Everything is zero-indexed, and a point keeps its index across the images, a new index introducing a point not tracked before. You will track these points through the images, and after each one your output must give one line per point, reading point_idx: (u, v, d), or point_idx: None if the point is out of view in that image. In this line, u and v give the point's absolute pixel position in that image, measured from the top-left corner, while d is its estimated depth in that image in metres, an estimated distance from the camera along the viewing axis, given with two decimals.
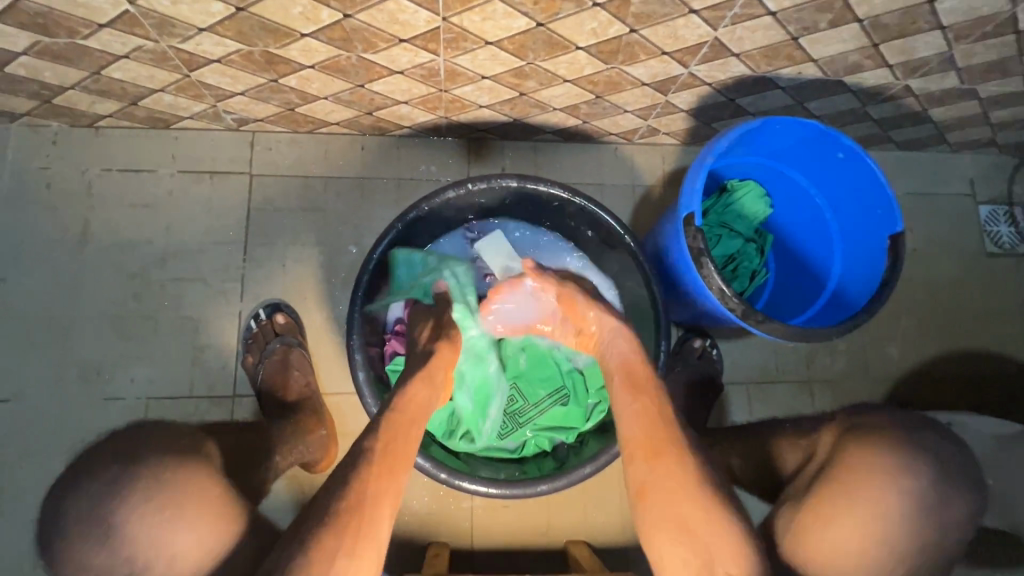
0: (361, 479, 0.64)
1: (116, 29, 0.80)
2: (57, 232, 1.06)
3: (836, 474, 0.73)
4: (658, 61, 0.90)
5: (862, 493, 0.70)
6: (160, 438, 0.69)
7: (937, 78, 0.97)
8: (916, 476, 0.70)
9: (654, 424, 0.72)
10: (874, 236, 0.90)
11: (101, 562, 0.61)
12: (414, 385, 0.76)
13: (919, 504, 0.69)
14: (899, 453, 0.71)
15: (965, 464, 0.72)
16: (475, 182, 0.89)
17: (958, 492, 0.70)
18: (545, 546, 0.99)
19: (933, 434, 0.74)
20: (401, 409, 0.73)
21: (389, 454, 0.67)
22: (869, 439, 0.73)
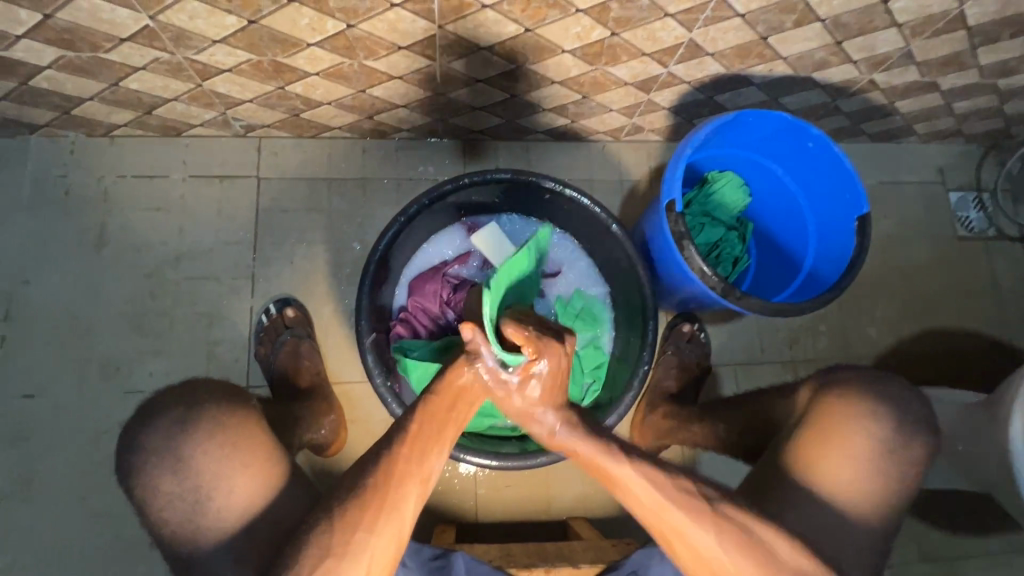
0: (395, 451, 0.63)
1: (136, 42, 0.86)
2: (75, 236, 1.11)
3: (815, 419, 0.78)
4: (639, 62, 0.97)
5: (840, 432, 0.76)
6: (219, 386, 0.75)
7: (898, 72, 1.05)
8: (882, 417, 0.76)
9: (649, 502, 0.62)
10: (844, 219, 0.97)
11: (168, 490, 0.67)
12: (459, 372, 0.62)
13: (885, 442, 0.75)
14: (867, 397, 0.78)
15: (923, 407, 0.78)
16: (472, 176, 0.95)
17: (918, 432, 0.76)
18: (546, 522, 1.05)
19: (895, 382, 0.81)
20: (437, 393, 0.64)
21: (422, 436, 0.63)
22: (841, 385, 0.80)
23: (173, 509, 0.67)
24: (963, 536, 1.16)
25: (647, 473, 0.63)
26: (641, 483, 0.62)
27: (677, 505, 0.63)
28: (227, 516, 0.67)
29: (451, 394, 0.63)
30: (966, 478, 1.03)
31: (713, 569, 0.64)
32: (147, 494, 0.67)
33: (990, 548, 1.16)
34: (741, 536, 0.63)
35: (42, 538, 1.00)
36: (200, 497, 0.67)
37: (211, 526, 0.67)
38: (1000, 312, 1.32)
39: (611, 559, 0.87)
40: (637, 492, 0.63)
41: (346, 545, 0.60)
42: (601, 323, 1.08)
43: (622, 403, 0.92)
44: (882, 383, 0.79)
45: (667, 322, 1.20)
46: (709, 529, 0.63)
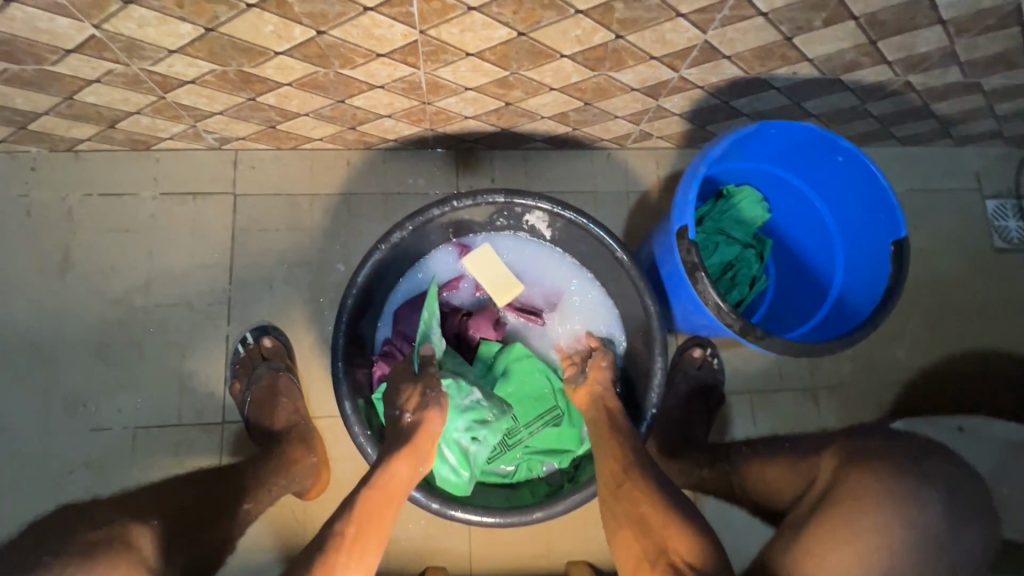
0: (327, 561, 0.59)
1: (84, 54, 0.77)
2: (39, 260, 1.03)
3: (840, 498, 0.69)
4: (647, 67, 0.87)
5: (870, 514, 0.65)
6: (79, 544, 0.61)
7: (938, 73, 0.94)
8: (927, 500, 0.65)
9: (614, 443, 0.76)
10: (877, 241, 0.86)
11: None
12: (397, 464, 0.69)
13: (933, 529, 0.64)
14: (906, 476, 0.67)
15: (973, 488, 0.68)
16: (460, 199, 0.85)
17: (970, 521, 0.65)
18: (546, 568, 0.97)
19: (940, 458, 0.70)
20: (375, 485, 0.67)
21: (360, 539, 0.62)
22: (873, 459, 0.71)
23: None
24: None
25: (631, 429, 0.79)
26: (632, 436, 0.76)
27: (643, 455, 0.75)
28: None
29: (389, 491, 0.67)
30: None
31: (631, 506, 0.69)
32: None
33: None
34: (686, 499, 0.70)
35: None
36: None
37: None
38: None
39: None
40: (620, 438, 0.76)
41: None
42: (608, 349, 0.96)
43: None
44: (925, 461, 0.69)
45: (677, 347, 1.11)
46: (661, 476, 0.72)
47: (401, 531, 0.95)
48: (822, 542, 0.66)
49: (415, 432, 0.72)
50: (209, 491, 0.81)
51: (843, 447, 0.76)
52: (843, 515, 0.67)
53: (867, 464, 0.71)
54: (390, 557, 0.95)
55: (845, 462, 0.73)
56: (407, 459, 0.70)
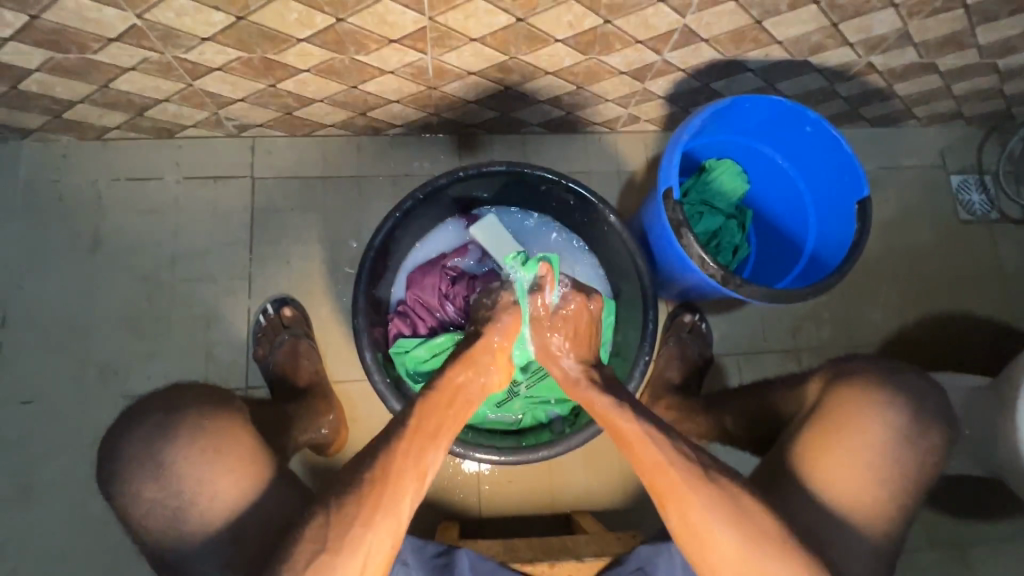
0: (393, 447, 0.65)
1: (124, 42, 0.85)
2: (70, 240, 1.11)
3: (831, 409, 0.77)
4: (633, 50, 0.96)
5: (855, 421, 0.75)
6: (203, 391, 0.75)
7: (896, 54, 1.03)
8: (899, 407, 0.76)
9: (656, 463, 0.65)
10: (844, 202, 0.96)
11: (151, 495, 0.68)
12: (455, 370, 0.71)
13: (903, 433, 0.75)
14: (884, 387, 0.77)
15: (938, 400, 0.78)
16: (467, 170, 0.94)
17: (932, 424, 0.76)
18: (551, 515, 1.04)
19: (911, 373, 0.80)
20: (437, 390, 0.70)
21: (420, 432, 0.66)
22: (858, 376, 0.79)
23: (155, 516, 0.68)
24: (975, 521, 1.15)
25: (651, 434, 0.67)
26: (649, 442, 0.66)
27: (676, 469, 0.65)
28: (209, 521, 0.68)
29: (447, 395, 0.70)
30: (976, 461, 1.02)
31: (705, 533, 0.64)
32: (131, 500, 0.69)
33: (1000, 532, 1.15)
34: (731, 500, 0.64)
35: (46, 544, 1.00)
36: (182, 502, 0.68)
37: (195, 528, 0.68)
38: (1005, 295, 1.30)
39: (615, 551, 0.86)
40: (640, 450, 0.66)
41: (343, 540, 0.61)
42: (608, 300, 1.05)
43: None
44: (899, 374, 0.79)
45: (669, 313, 1.19)
46: (704, 496, 0.64)
47: None
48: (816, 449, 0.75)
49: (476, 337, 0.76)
50: (274, 417, 0.92)
51: (828, 369, 0.83)
52: (832, 424, 0.76)
53: (855, 380, 0.78)
54: None
55: (832, 381, 0.81)
56: (466, 367, 0.72)
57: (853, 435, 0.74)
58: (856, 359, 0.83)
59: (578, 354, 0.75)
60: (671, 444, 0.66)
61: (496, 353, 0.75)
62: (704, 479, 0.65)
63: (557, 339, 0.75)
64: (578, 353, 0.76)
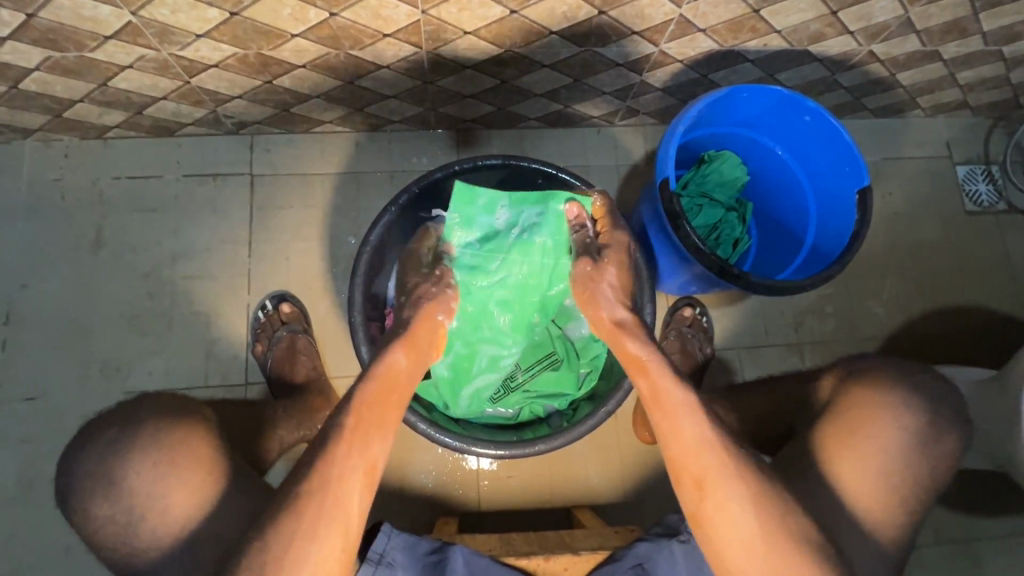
0: (332, 450, 0.64)
1: (121, 40, 0.86)
2: (72, 238, 1.12)
3: (846, 409, 0.76)
4: (629, 42, 0.95)
5: (869, 422, 0.74)
6: (161, 404, 0.75)
7: (898, 42, 1.02)
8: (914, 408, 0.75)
9: (696, 437, 0.68)
10: (845, 192, 0.94)
11: (104, 511, 0.69)
12: (397, 354, 0.74)
13: (906, 426, 0.74)
14: (900, 387, 0.76)
15: (945, 396, 0.76)
16: (462, 163, 0.94)
17: (950, 426, 0.74)
18: (550, 510, 1.03)
19: (927, 372, 0.79)
20: (377, 377, 0.72)
21: (362, 424, 0.67)
22: (874, 376, 0.78)
23: (109, 529, 0.69)
24: (981, 516, 1.13)
25: (698, 409, 0.70)
26: (692, 416, 0.69)
27: (720, 448, 0.67)
28: (164, 535, 0.69)
29: (387, 380, 0.72)
30: (982, 454, 1.00)
31: (728, 513, 0.66)
32: (84, 515, 0.69)
33: (1007, 528, 1.13)
34: (760, 485, 0.66)
35: (49, 539, 1.01)
36: (134, 518, 0.69)
37: (149, 544, 0.69)
38: (1012, 287, 1.28)
39: (612, 546, 0.85)
40: (683, 422, 0.69)
41: (287, 556, 0.60)
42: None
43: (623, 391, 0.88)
44: (915, 375, 0.78)
45: (669, 308, 1.18)
46: (733, 471, 0.67)
47: (414, 478, 1.02)
48: (830, 450, 0.74)
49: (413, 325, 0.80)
50: (248, 415, 0.92)
51: (845, 366, 0.83)
52: (845, 423, 0.75)
53: (870, 380, 0.77)
54: (404, 502, 1.02)
55: (847, 378, 0.80)
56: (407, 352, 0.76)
57: (871, 438, 0.73)
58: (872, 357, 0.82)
59: (620, 297, 0.82)
60: (716, 423, 0.69)
61: (439, 329, 0.82)
62: (744, 461, 0.67)
63: (612, 282, 0.82)
64: (625, 300, 0.82)
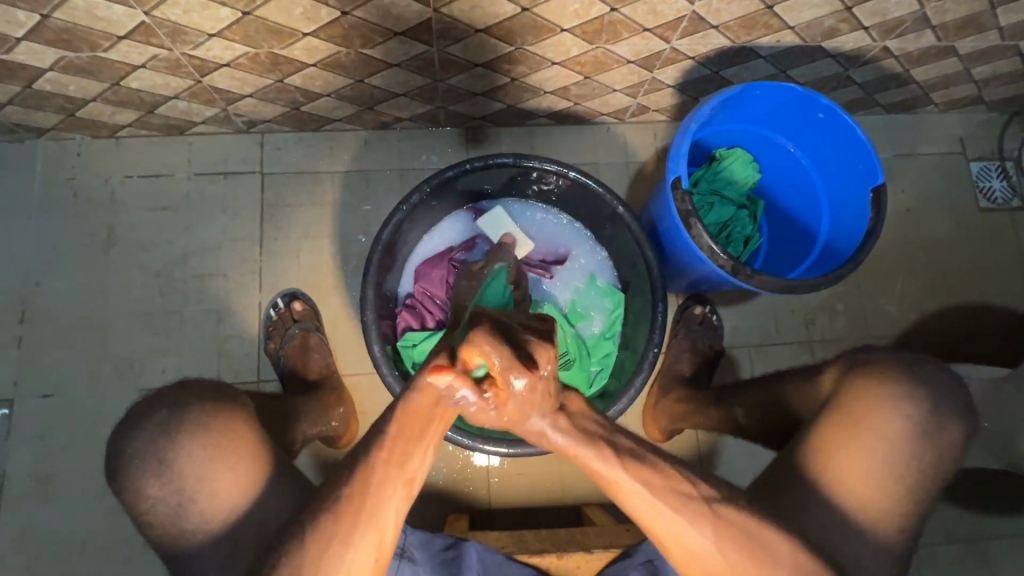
0: (374, 457, 0.62)
1: (133, 40, 0.86)
2: (86, 236, 1.13)
3: (848, 402, 0.75)
4: (641, 39, 0.95)
5: (871, 415, 0.73)
6: (207, 390, 0.76)
7: (913, 37, 1.00)
8: (919, 398, 0.74)
9: (643, 506, 0.61)
10: (859, 190, 0.94)
11: (155, 491, 0.69)
12: (446, 368, 0.61)
13: (923, 426, 0.73)
14: (905, 378, 0.75)
15: (961, 395, 0.76)
16: (473, 162, 0.93)
17: (953, 418, 0.73)
18: (561, 507, 1.04)
19: (934, 366, 0.78)
20: (419, 391, 0.62)
21: (401, 439, 0.63)
22: (878, 368, 0.77)
23: (159, 511, 0.69)
24: (993, 514, 1.13)
25: (636, 484, 0.60)
26: (635, 488, 0.60)
27: (674, 512, 0.61)
28: (210, 518, 0.69)
29: (432, 395, 0.61)
30: (995, 454, 1.00)
31: (705, 564, 0.63)
32: (135, 496, 0.70)
33: (1019, 527, 1.12)
34: (739, 535, 0.61)
35: (67, 533, 1.03)
36: (183, 500, 0.69)
37: (195, 527, 0.69)
38: None
39: (624, 543, 0.85)
40: (629, 497, 0.61)
41: (322, 559, 0.60)
42: (617, 291, 1.05)
43: (633, 386, 0.90)
44: (919, 365, 0.77)
45: (679, 305, 1.18)
46: (704, 529, 0.61)
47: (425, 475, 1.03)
48: (833, 445, 0.73)
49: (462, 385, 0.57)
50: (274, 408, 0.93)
51: (848, 359, 0.82)
52: (846, 414, 0.74)
53: (874, 371, 0.77)
54: (416, 499, 1.02)
55: (850, 371, 0.79)
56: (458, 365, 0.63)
57: (873, 431, 0.72)
58: (877, 350, 0.81)
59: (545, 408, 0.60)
60: (663, 486, 0.61)
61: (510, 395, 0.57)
62: (704, 523, 0.61)
63: (513, 405, 0.57)
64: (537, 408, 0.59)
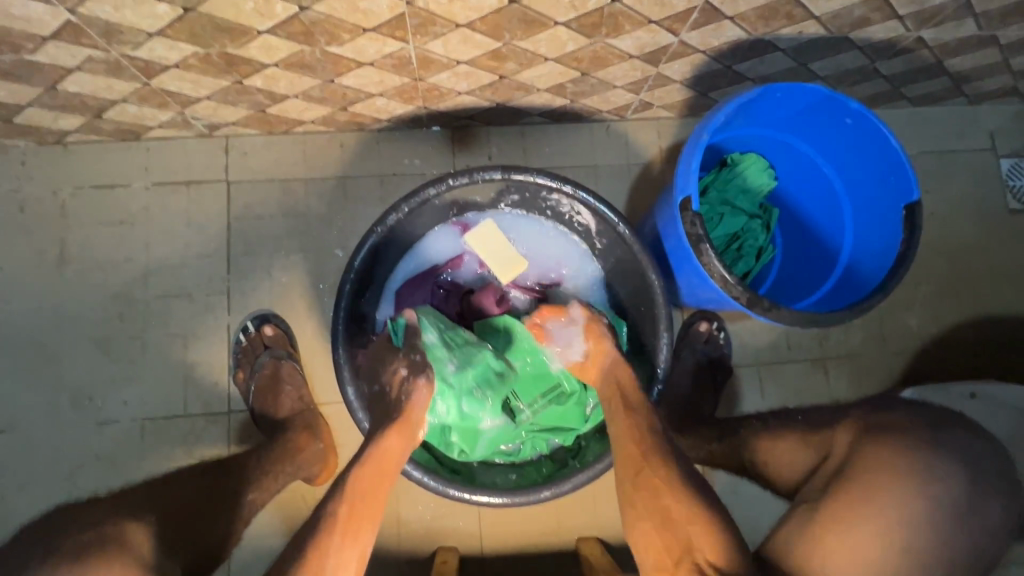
0: (324, 538, 0.59)
1: (62, 41, 0.75)
2: (35, 255, 1.03)
3: (858, 473, 0.68)
4: (646, 32, 0.83)
5: (883, 489, 0.65)
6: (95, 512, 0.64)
7: (952, 26, 0.89)
8: (947, 475, 0.65)
9: (642, 431, 0.71)
10: (889, 205, 0.83)
11: None
12: (389, 438, 0.68)
13: (954, 498, 0.64)
14: (924, 446, 0.67)
15: (989, 458, 0.67)
16: (456, 177, 0.83)
17: (990, 490, 0.65)
18: (557, 545, 0.97)
19: (959, 428, 0.70)
20: (366, 463, 0.66)
21: (355, 515, 0.62)
22: (893, 431, 0.70)
23: None
24: None
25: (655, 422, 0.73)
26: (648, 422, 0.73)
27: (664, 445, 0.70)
28: None
29: (381, 466, 0.67)
30: None
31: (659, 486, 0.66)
32: None
33: None
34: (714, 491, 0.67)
35: None
36: None
37: None
38: None
39: None
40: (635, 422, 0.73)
41: None
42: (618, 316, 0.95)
43: None
44: (943, 430, 0.69)
45: (683, 322, 1.10)
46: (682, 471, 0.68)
47: (412, 512, 0.96)
48: (840, 518, 0.65)
49: (402, 408, 0.71)
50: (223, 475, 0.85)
51: (861, 420, 0.75)
52: (856, 487, 0.66)
53: (884, 437, 0.70)
54: (404, 539, 0.95)
55: (862, 436, 0.72)
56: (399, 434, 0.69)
57: (890, 506, 0.64)
58: (896, 410, 0.74)
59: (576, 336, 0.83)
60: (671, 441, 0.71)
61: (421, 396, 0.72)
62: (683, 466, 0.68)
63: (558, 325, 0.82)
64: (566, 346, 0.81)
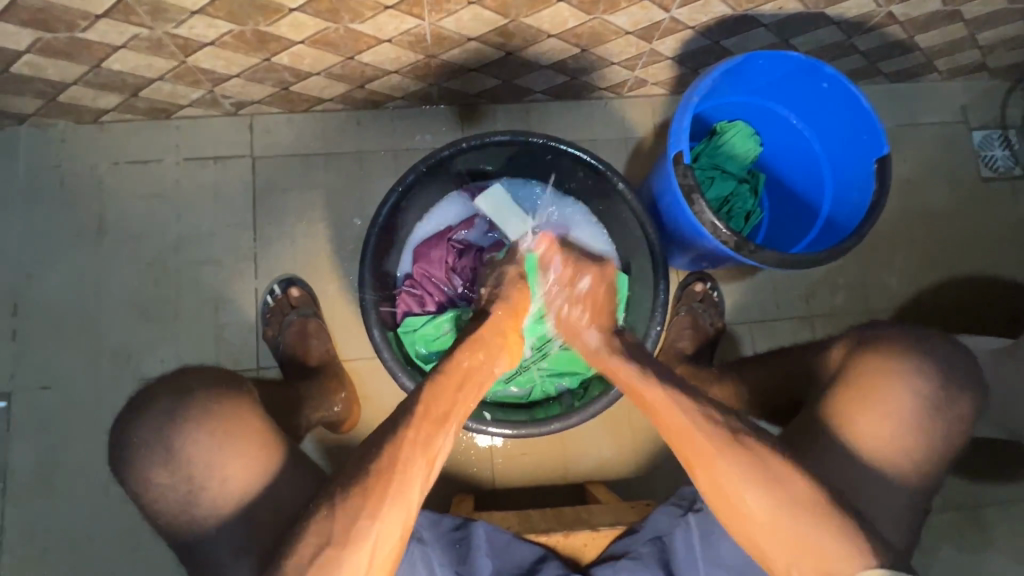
0: (399, 434, 0.63)
1: (113, 19, 0.83)
2: (74, 226, 1.10)
3: (855, 378, 0.75)
4: (639, 8, 0.91)
5: (880, 391, 0.73)
6: (211, 375, 0.76)
7: (919, 2, 0.98)
8: (923, 376, 0.74)
9: (677, 425, 0.66)
10: (862, 161, 0.92)
11: (162, 481, 0.69)
12: (461, 353, 0.70)
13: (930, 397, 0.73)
14: (912, 355, 0.75)
15: (964, 366, 0.76)
16: (469, 140, 0.91)
17: (963, 390, 0.74)
18: (566, 487, 1.05)
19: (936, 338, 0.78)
20: (446, 373, 0.68)
21: (425, 420, 0.64)
22: (884, 341, 0.77)
23: (169, 498, 0.69)
24: (990, 482, 1.14)
25: (676, 400, 0.67)
26: (675, 407, 0.67)
27: (706, 436, 0.65)
28: (222, 504, 0.69)
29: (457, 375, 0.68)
30: (995, 424, 1.00)
31: (733, 493, 0.64)
32: (143, 485, 0.69)
33: (1014, 493, 1.14)
34: (763, 465, 0.64)
35: (73, 522, 1.03)
36: (192, 488, 0.69)
37: (207, 515, 0.69)
38: None
39: (630, 520, 0.88)
40: (668, 418, 0.67)
41: (352, 531, 0.60)
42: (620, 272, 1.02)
43: None
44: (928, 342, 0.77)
45: (680, 282, 1.17)
46: (735, 460, 0.64)
47: None
48: (843, 413, 0.73)
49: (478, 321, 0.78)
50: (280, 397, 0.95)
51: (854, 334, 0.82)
52: (853, 386, 0.75)
53: (880, 348, 0.76)
54: None
55: (856, 348, 0.79)
56: (471, 351, 0.71)
57: (881, 402, 0.73)
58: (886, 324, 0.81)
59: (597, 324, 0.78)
60: (702, 414, 0.66)
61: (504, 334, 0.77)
62: (740, 451, 0.64)
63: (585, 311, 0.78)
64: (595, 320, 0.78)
